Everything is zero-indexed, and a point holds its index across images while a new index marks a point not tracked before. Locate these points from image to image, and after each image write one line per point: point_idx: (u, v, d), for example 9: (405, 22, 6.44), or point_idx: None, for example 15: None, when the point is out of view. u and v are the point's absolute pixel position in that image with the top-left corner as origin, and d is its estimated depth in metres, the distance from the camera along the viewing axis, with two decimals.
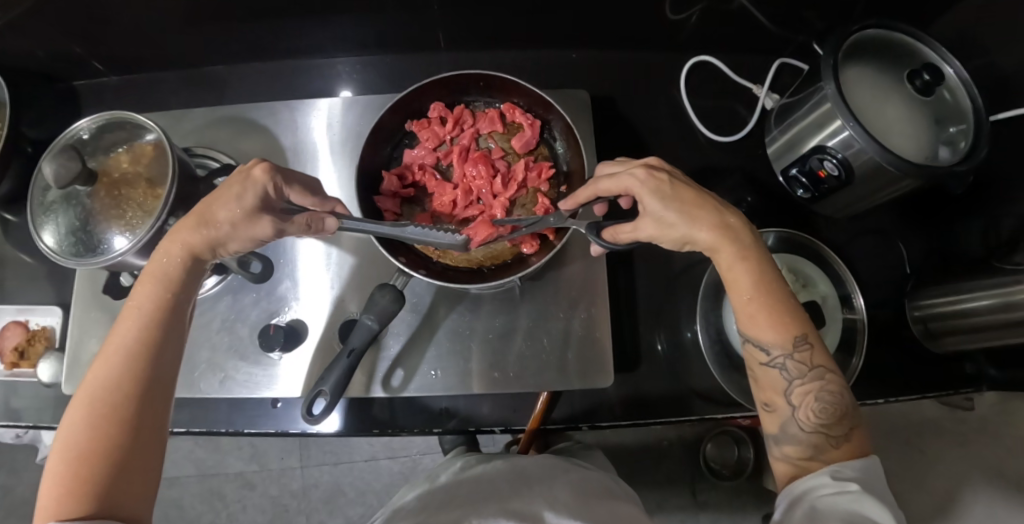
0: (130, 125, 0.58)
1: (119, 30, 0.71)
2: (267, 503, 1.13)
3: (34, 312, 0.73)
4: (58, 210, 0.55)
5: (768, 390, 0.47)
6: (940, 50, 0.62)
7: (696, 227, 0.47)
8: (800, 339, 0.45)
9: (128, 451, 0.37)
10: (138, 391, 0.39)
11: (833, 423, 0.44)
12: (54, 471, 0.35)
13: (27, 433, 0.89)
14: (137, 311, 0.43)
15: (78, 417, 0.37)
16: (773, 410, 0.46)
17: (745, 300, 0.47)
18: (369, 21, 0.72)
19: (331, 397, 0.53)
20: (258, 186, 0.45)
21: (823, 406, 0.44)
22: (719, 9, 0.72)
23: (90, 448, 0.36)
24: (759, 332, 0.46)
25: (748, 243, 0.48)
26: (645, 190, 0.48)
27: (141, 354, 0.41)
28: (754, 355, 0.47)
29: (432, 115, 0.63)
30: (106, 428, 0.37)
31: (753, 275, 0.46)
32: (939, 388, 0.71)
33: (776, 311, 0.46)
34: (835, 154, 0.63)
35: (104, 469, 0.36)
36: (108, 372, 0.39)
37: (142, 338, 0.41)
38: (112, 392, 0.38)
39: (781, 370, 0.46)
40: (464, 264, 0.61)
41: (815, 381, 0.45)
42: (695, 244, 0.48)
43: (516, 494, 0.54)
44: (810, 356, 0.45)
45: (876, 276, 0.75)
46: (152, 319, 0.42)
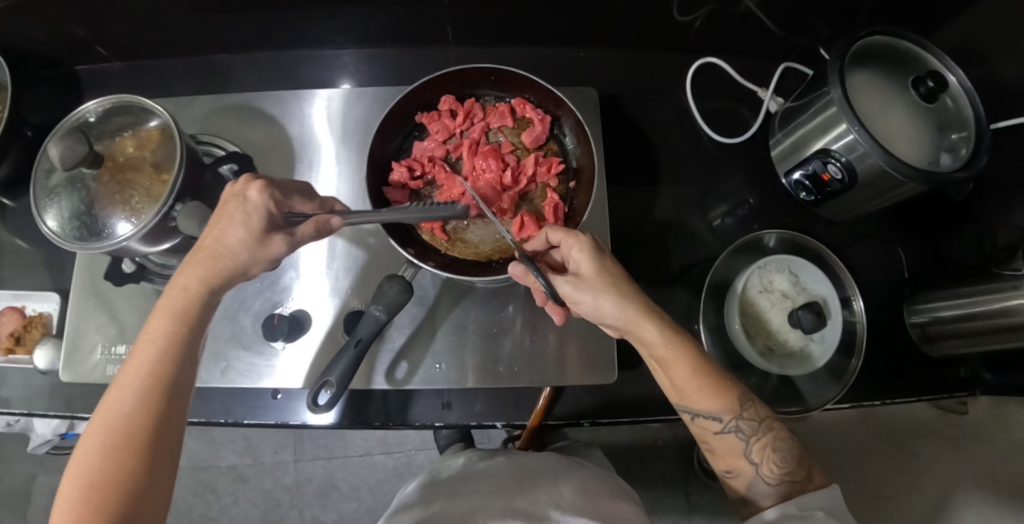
0: (138, 109, 0.58)
1: (124, 14, 0.70)
2: (259, 497, 1.12)
3: (30, 298, 0.72)
4: (63, 193, 0.54)
5: (729, 455, 0.50)
6: (943, 58, 0.63)
7: (624, 301, 0.49)
8: (744, 400, 0.49)
9: (140, 482, 0.38)
10: (150, 421, 0.40)
11: (794, 470, 0.48)
12: (72, 490, 0.37)
13: (19, 421, 0.87)
14: (152, 342, 0.43)
15: (92, 442, 0.38)
16: (738, 471, 0.49)
17: (688, 376, 0.48)
18: (379, 12, 0.72)
19: (337, 388, 0.52)
20: (259, 204, 0.46)
21: (781, 454, 0.48)
22: (727, 12, 0.73)
23: (101, 480, 0.37)
24: (707, 406, 0.48)
25: (670, 324, 0.49)
26: (589, 250, 0.50)
27: (158, 375, 0.41)
28: (706, 426, 0.49)
29: (442, 107, 0.63)
30: (120, 460, 0.38)
31: (688, 348, 0.48)
32: (935, 391, 0.73)
33: (717, 381, 0.48)
34: (839, 157, 0.63)
35: (118, 499, 0.37)
36: (124, 403, 0.40)
37: (159, 359, 0.42)
38: (130, 415, 0.39)
39: (736, 434, 0.49)
40: (471, 257, 0.61)
41: (767, 435, 0.49)
42: (620, 320, 0.49)
43: (523, 492, 0.54)
44: (757, 412, 0.49)
45: (875, 279, 0.76)
46: (171, 338, 0.43)
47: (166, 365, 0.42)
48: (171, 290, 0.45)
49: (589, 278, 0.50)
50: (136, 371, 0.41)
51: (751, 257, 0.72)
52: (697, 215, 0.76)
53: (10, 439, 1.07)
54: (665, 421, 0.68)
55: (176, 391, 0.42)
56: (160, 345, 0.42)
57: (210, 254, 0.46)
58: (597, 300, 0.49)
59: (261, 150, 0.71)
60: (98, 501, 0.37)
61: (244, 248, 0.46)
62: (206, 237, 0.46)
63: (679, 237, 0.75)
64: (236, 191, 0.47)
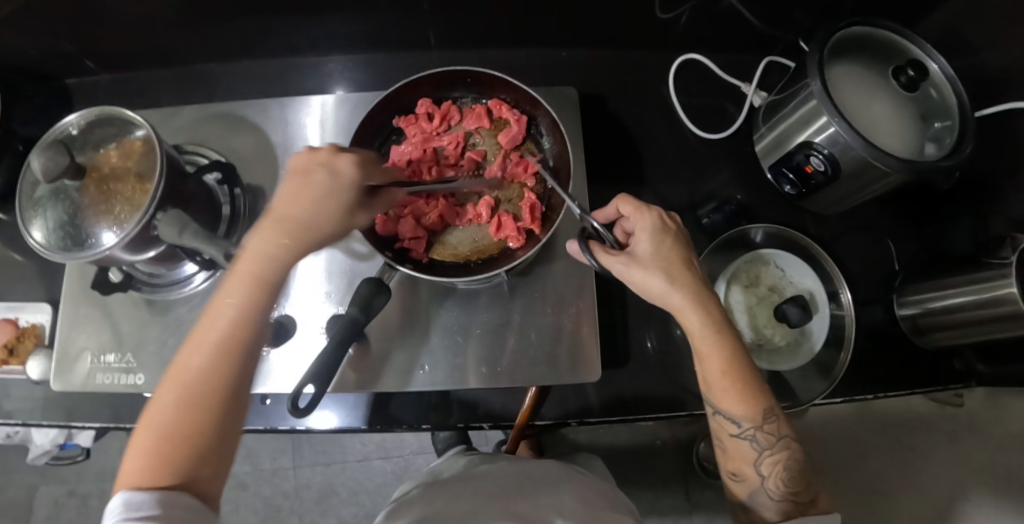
0: (121, 120, 0.59)
1: (111, 28, 0.71)
2: (259, 505, 1.12)
3: (24, 309, 0.73)
4: (48, 205, 0.55)
5: (737, 460, 0.49)
6: (925, 47, 0.62)
7: (675, 287, 0.48)
8: (768, 413, 0.48)
9: (208, 442, 0.38)
10: (217, 383, 0.38)
11: (800, 490, 0.47)
12: (139, 442, 0.37)
13: (18, 431, 0.89)
14: (231, 298, 0.40)
15: (172, 396, 0.38)
16: (742, 479, 0.49)
17: (720, 375, 0.48)
18: (362, 19, 0.72)
19: (317, 390, 0.50)
20: (351, 181, 0.45)
21: (789, 473, 0.48)
22: (708, 8, 0.72)
23: (175, 431, 0.37)
24: (729, 407, 0.48)
25: (718, 320, 0.48)
26: (651, 229, 0.51)
27: (229, 337, 0.39)
28: (724, 426, 0.49)
29: (419, 111, 0.63)
30: (195, 414, 0.37)
31: (728, 346, 0.48)
32: (929, 384, 0.72)
33: (747, 386, 0.48)
34: (822, 149, 0.63)
35: (188, 454, 0.37)
36: (199, 363, 0.39)
37: (234, 317, 0.40)
38: (206, 376, 0.38)
39: (751, 442, 0.49)
40: (450, 258, 0.62)
41: (782, 451, 0.48)
42: (668, 301, 0.49)
43: (522, 498, 0.54)
44: (777, 426, 0.49)
45: (865, 272, 0.75)
46: (244, 300, 0.40)
47: (231, 340, 0.39)
48: (243, 262, 0.41)
49: (643, 257, 0.49)
50: (212, 329, 0.39)
51: (736, 252, 0.71)
52: (684, 213, 0.76)
53: (12, 450, 1.08)
54: (654, 419, 0.68)
55: (242, 355, 0.40)
56: (237, 315, 0.40)
57: (301, 226, 0.43)
58: (649, 277, 0.48)
59: (246, 158, 0.72)
60: (162, 465, 0.36)
61: (334, 221, 0.44)
62: (292, 207, 0.43)
63: None
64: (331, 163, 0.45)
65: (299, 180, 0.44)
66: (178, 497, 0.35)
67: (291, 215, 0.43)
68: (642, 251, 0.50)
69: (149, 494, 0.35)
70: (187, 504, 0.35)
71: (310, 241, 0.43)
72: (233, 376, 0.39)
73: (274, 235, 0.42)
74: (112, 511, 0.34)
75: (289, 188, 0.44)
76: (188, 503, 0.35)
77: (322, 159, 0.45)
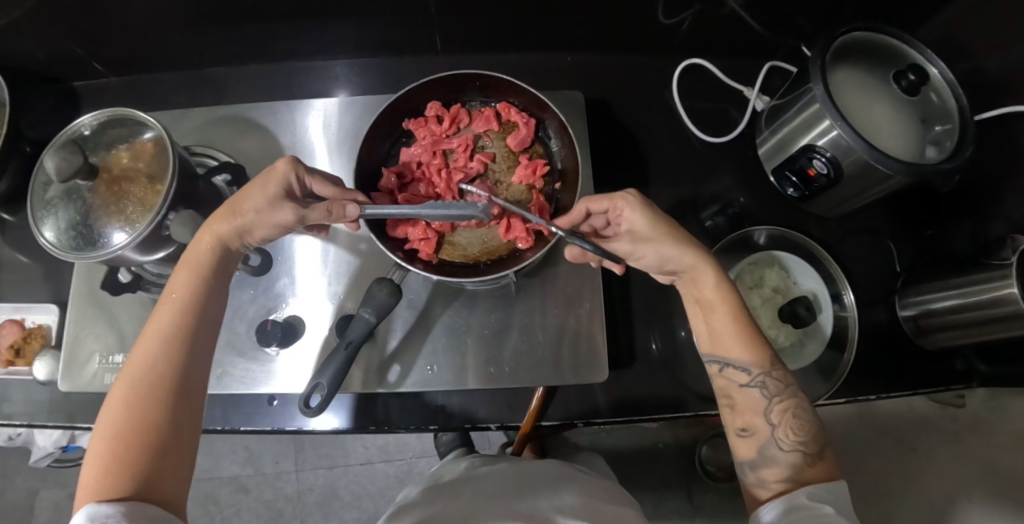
0: (132, 122, 0.59)
1: (121, 31, 0.72)
2: (260, 508, 1.12)
3: (30, 310, 0.73)
4: (59, 205, 0.56)
5: (747, 413, 0.49)
6: (926, 52, 0.64)
7: (687, 243, 0.50)
8: (774, 361, 0.49)
9: (165, 440, 0.39)
10: (169, 381, 0.41)
11: (808, 441, 0.47)
12: (94, 457, 0.38)
13: (21, 433, 0.88)
14: (171, 303, 0.46)
15: (121, 402, 0.40)
16: (752, 433, 0.48)
17: (728, 326, 0.50)
18: (369, 23, 0.73)
19: (328, 391, 0.52)
20: (281, 172, 0.49)
21: (799, 422, 0.48)
22: (711, 14, 0.73)
23: (131, 434, 0.38)
24: (738, 356, 0.49)
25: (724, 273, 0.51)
26: (638, 204, 0.50)
27: (175, 336, 0.44)
28: (733, 378, 0.50)
29: (429, 114, 0.64)
30: (148, 413, 0.40)
31: (736, 297, 0.50)
32: (931, 385, 0.72)
33: (754, 334, 0.50)
34: (824, 152, 0.64)
35: (145, 455, 0.38)
36: (148, 367, 0.42)
37: (176, 318, 0.45)
38: (154, 376, 0.41)
39: (759, 390, 0.49)
40: (459, 259, 0.62)
41: (790, 399, 0.49)
42: (680, 263, 0.51)
43: (529, 497, 0.54)
44: (783, 376, 0.49)
45: (867, 274, 0.76)
46: (183, 304, 0.46)
47: (175, 341, 0.43)
48: (179, 275, 0.48)
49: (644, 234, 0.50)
50: (155, 335, 0.43)
51: (741, 254, 0.72)
52: (688, 215, 0.77)
53: (13, 453, 1.08)
54: (659, 419, 0.68)
55: (189, 352, 0.44)
56: (177, 315, 0.45)
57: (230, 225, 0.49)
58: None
59: (254, 160, 0.72)
60: (118, 472, 0.37)
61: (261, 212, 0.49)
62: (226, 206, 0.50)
63: None
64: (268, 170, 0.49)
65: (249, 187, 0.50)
66: (142, 506, 0.35)
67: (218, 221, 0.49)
68: (640, 225, 0.51)
69: (113, 506, 0.35)
70: (150, 510, 0.36)
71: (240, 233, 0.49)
72: (181, 370, 0.42)
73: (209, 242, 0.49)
74: None
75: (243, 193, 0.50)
76: (150, 506, 0.36)
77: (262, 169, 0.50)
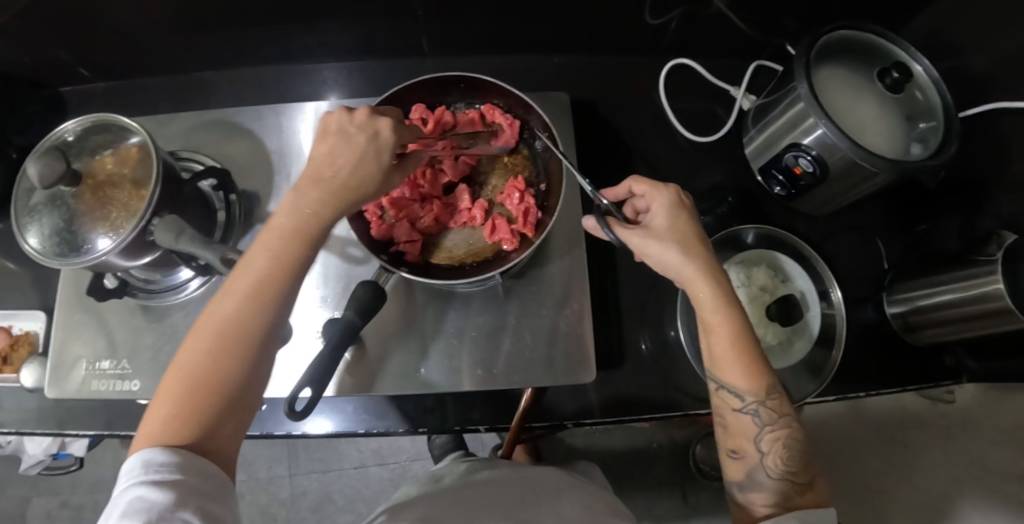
0: (117, 127, 0.59)
1: (107, 36, 0.72)
2: (254, 513, 1.11)
3: (18, 317, 0.72)
4: (43, 212, 0.55)
5: (738, 437, 0.49)
6: (909, 49, 0.64)
7: (690, 258, 0.49)
8: (772, 388, 0.49)
9: (235, 395, 0.38)
10: (247, 335, 0.39)
11: (797, 471, 0.48)
12: (169, 391, 0.38)
13: (11, 441, 0.88)
14: (272, 241, 0.41)
15: (205, 342, 0.38)
16: (741, 457, 0.49)
17: (726, 348, 0.49)
18: (357, 27, 0.73)
19: (314, 394, 0.50)
20: (390, 145, 0.45)
21: (788, 451, 0.48)
22: (697, 14, 0.74)
23: (208, 380, 0.38)
24: (734, 381, 0.49)
25: (728, 290, 0.49)
26: (667, 204, 0.52)
27: (265, 286, 0.40)
28: (727, 401, 0.50)
29: (413, 115, 0.63)
30: (226, 362, 0.38)
31: (736, 320, 0.48)
32: (920, 381, 0.73)
33: (753, 360, 0.49)
34: (810, 151, 0.64)
35: (217, 404, 0.38)
36: (231, 312, 0.39)
37: (268, 266, 0.40)
38: (234, 326, 0.39)
39: (753, 417, 0.49)
40: (445, 261, 0.62)
41: (783, 428, 0.49)
42: (680, 275, 0.50)
43: (522, 503, 0.54)
44: (779, 404, 0.49)
45: (855, 271, 0.77)
46: (283, 254, 0.41)
47: (256, 300, 0.39)
48: (284, 213, 0.42)
49: (660, 229, 0.51)
50: (248, 279, 0.40)
51: (728, 252, 0.72)
52: None
53: (4, 461, 1.07)
54: (649, 419, 0.68)
55: (275, 306, 0.40)
56: (272, 262, 0.40)
57: (335, 186, 0.43)
58: (664, 249, 0.50)
59: (241, 164, 0.72)
60: (186, 418, 0.37)
61: (370, 184, 0.44)
62: (329, 165, 0.43)
63: None
64: (365, 128, 0.44)
65: (335, 140, 0.44)
66: (194, 461, 0.36)
67: (328, 173, 0.43)
68: (659, 224, 0.51)
69: (167, 456, 0.35)
70: (203, 467, 0.36)
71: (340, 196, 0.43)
72: (261, 331, 0.39)
73: (304, 189, 0.43)
74: (131, 469, 0.35)
75: (322, 150, 0.44)
76: (204, 462, 0.36)
77: (360, 123, 0.45)
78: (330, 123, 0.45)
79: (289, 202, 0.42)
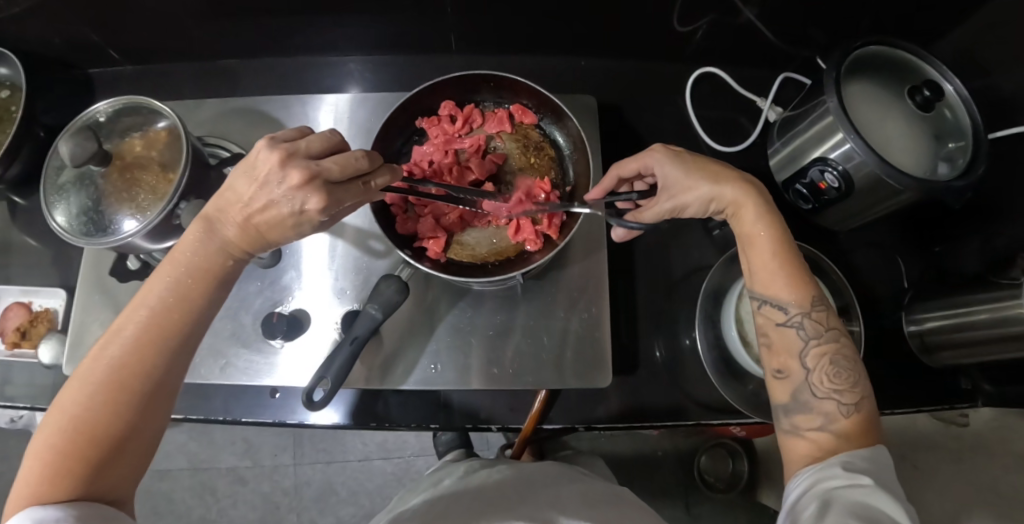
0: (147, 110, 0.60)
1: (139, 20, 0.72)
2: (257, 501, 1.12)
3: (38, 294, 0.73)
4: (71, 190, 0.56)
5: (783, 354, 0.49)
6: (942, 68, 0.63)
7: (719, 185, 0.51)
8: (816, 300, 0.48)
9: (121, 442, 0.37)
10: (135, 379, 0.38)
11: (846, 388, 0.46)
12: (45, 441, 0.36)
13: (22, 416, 0.89)
14: (159, 285, 0.41)
15: (84, 388, 0.37)
16: (787, 376, 0.48)
17: (765, 260, 0.50)
18: (385, 21, 0.74)
19: (331, 386, 0.53)
20: (314, 221, 0.43)
21: (836, 369, 0.47)
22: (726, 23, 0.73)
23: (89, 428, 0.36)
24: (777, 292, 0.49)
25: (764, 205, 0.50)
26: (669, 157, 0.54)
27: (154, 328, 0.40)
28: (770, 316, 0.49)
29: (442, 113, 0.64)
30: (110, 408, 0.37)
31: (776, 232, 0.49)
32: (935, 402, 0.72)
33: (795, 272, 0.49)
34: (836, 166, 0.64)
35: (99, 451, 0.36)
36: (117, 357, 0.38)
37: (156, 309, 0.40)
38: (117, 371, 0.38)
39: (797, 330, 0.48)
40: (467, 259, 0.62)
41: (828, 343, 0.48)
42: (720, 201, 0.52)
43: (525, 501, 0.54)
44: (825, 316, 0.48)
45: (875, 287, 0.76)
46: (172, 296, 0.41)
47: (148, 340, 0.39)
48: (171, 261, 0.42)
49: (676, 179, 0.53)
50: (133, 323, 0.39)
51: None
52: (697, 223, 0.75)
53: (14, 435, 1.08)
54: (660, 427, 0.68)
55: (165, 349, 0.40)
56: (159, 306, 0.40)
57: (259, 224, 0.42)
58: (693, 187, 0.52)
59: None
60: (64, 469, 0.35)
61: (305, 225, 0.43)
62: (242, 214, 0.42)
63: (679, 244, 0.75)
64: (290, 202, 0.40)
65: (255, 189, 0.41)
66: (89, 508, 0.35)
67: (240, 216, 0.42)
68: (683, 157, 0.54)
69: (52, 509, 0.34)
70: (100, 511, 0.35)
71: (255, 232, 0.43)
72: (153, 373, 0.39)
73: (223, 225, 0.43)
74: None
75: (244, 192, 0.42)
76: (97, 508, 0.35)
77: (283, 189, 0.40)
78: (260, 168, 0.41)
79: (195, 237, 0.43)
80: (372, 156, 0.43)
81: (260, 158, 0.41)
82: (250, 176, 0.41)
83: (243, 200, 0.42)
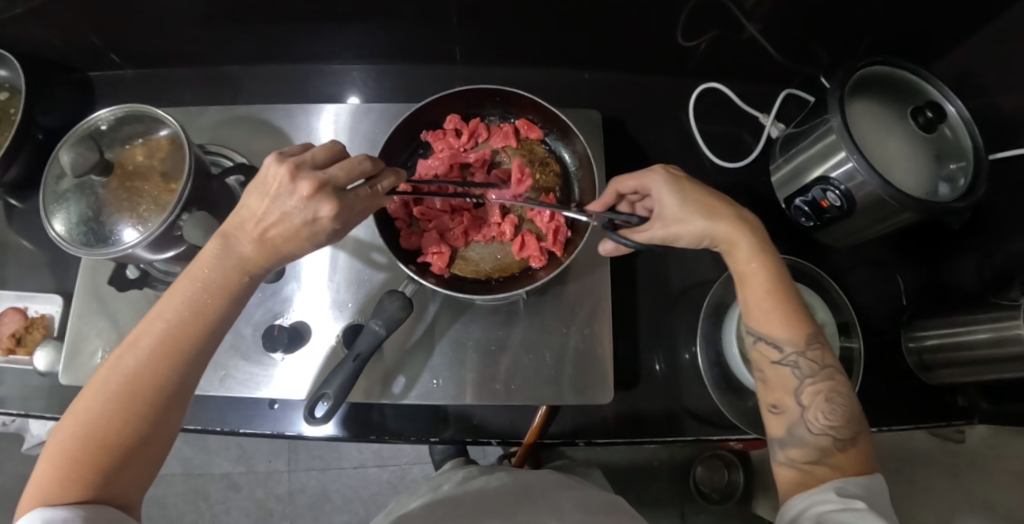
0: (149, 118, 0.59)
1: (142, 25, 0.72)
2: (251, 506, 1.11)
3: (33, 300, 0.72)
4: (71, 198, 0.55)
5: (778, 390, 0.49)
6: (943, 89, 0.64)
7: (715, 221, 0.51)
8: (811, 339, 0.48)
9: (135, 448, 0.37)
10: (153, 387, 0.38)
11: (840, 426, 0.46)
12: (59, 446, 0.35)
13: (15, 420, 0.88)
14: (177, 294, 0.41)
15: (100, 394, 0.37)
16: (782, 411, 0.48)
17: (760, 298, 0.50)
18: (390, 31, 0.73)
19: (334, 401, 0.53)
20: (327, 230, 0.43)
21: (831, 405, 0.47)
22: (730, 39, 0.74)
23: (105, 434, 0.36)
24: (773, 331, 0.49)
25: (761, 242, 0.51)
26: (664, 183, 0.54)
27: (172, 338, 0.39)
28: (766, 353, 0.50)
29: (447, 126, 0.64)
30: (126, 415, 0.37)
31: (772, 271, 0.50)
32: (931, 419, 0.73)
33: (793, 311, 0.49)
34: (838, 185, 0.64)
35: (114, 457, 0.36)
36: (134, 365, 0.38)
37: (175, 318, 0.40)
38: (135, 379, 0.38)
39: (792, 369, 0.48)
40: (471, 274, 0.62)
41: (824, 382, 0.48)
42: (714, 238, 0.52)
43: (523, 510, 0.53)
44: (819, 355, 0.48)
45: (874, 304, 0.77)
46: (190, 306, 0.40)
47: (167, 350, 0.39)
48: (190, 269, 0.42)
49: (672, 209, 0.53)
50: (150, 332, 0.39)
51: None
52: None
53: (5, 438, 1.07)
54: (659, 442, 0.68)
55: (183, 359, 0.39)
56: (176, 316, 0.40)
57: (268, 232, 0.42)
58: (688, 220, 0.52)
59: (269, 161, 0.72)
60: (78, 474, 0.35)
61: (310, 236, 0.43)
62: (255, 226, 0.42)
63: (680, 258, 0.75)
64: (302, 212, 0.41)
65: (263, 203, 0.41)
66: (99, 510, 0.34)
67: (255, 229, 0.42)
68: (682, 187, 0.53)
69: (64, 511, 0.33)
70: (111, 514, 0.34)
71: (264, 245, 0.43)
72: (172, 380, 0.39)
73: (233, 238, 0.43)
74: None
75: (256, 208, 0.42)
76: (110, 511, 0.34)
77: (296, 201, 0.41)
78: (269, 181, 0.41)
79: (212, 255, 0.42)
80: (374, 160, 0.45)
81: (266, 174, 0.42)
82: (262, 191, 0.41)
83: (257, 215, 0.42)
